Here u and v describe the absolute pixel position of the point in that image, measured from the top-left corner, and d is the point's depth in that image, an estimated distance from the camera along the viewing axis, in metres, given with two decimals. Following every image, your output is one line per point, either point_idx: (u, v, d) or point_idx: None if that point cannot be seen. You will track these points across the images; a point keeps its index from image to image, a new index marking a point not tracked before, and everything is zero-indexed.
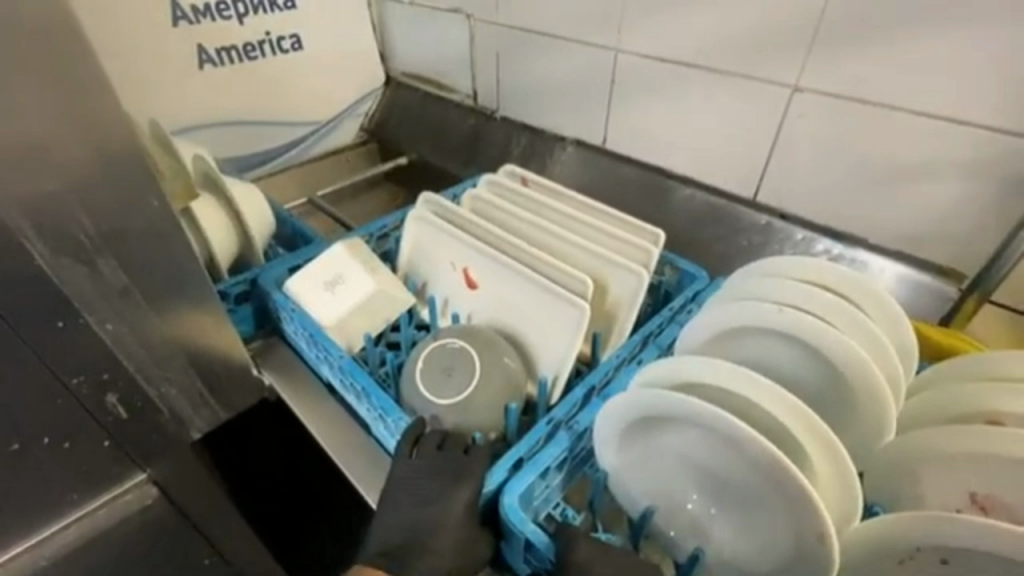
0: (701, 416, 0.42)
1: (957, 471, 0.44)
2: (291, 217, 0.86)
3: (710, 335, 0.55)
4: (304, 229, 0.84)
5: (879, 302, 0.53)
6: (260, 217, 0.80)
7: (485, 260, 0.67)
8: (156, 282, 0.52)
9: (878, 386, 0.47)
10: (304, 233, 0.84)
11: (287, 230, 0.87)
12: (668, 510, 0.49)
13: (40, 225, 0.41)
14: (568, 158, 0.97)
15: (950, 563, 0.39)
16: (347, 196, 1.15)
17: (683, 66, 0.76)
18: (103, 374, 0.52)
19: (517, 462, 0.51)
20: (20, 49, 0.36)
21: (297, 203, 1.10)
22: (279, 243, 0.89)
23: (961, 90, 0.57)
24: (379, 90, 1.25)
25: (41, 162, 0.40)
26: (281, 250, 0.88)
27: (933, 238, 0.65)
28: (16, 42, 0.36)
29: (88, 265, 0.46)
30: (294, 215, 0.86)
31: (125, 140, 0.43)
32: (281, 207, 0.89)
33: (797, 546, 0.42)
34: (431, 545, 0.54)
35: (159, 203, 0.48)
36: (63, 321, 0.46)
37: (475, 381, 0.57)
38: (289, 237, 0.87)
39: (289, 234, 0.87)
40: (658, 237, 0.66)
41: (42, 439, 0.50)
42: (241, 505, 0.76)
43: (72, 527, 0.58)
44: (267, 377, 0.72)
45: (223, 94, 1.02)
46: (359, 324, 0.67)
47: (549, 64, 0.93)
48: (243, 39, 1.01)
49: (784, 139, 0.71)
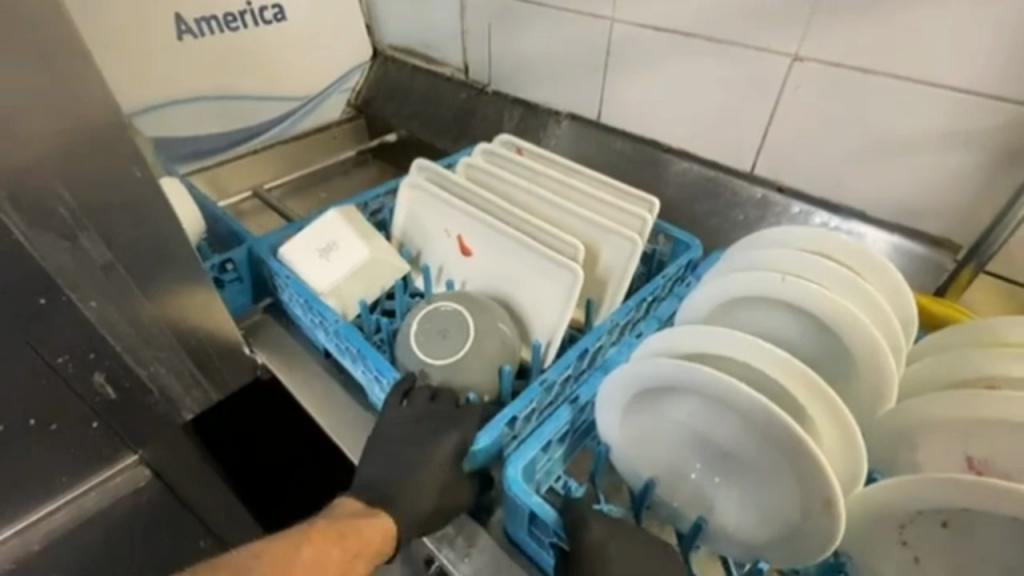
0: (708, 382, 0.41)
1: (955, 438, 0.45)
2: (225, 215, 0.76)
3: (710, 308, 0.55)
4: (237, 228, 0.74)
5: (879, 271, 0.53)
6: (186, 215, 0.72)
7: (479, 228, 0.65)
8: (141, 258, 0.49)
9: (875, 348, 0.47)
10: (239, 233, 0.74)
11: (222, 229, 0.78)
12: (671, 481, 0.49)
13: (16, 196, 0.39)
14: (563, 132, 0.96)
15: (950, 526, 0.40)
16: (310, 182, 1.13)
17: (680, 35, 0.75)
18: (89, 354, 0.50)
19: (512, 420, 0.51)
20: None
21: (238, 200, 1.05)
22: (218, 241, 0.79)
23: (965, 58, 0.56)
24: (366, 64, 1.22)
25: (9, 128, 0.37)
26: (217, 251, 0.78)
27: (929, 209, 0.65)
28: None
29: (69, 239, 0.44)
30: (227, 212, 0.76)
31: (102, 108, 0.41)
32: (213, 204, 0.79)
33: (803, 516, 0.42)
34: (436, 518, 0.54)
35: (141, 173, 0.46)
36: (45, 298, 0.44)
37: (469, 342, 0.56)
38: (225, 237, 0.78)
39: (224, 233, 0.78)
40: (653, 205, 0.65)
41: (28, 419, 0.49)
42: (223, 470, 0.76)
43: (63, 510, 0.57)
44: (259, 355, 0.70)
45: (204, 67, 0.98)
46: (353, 289, 0.65)
47: (544, 36, 0.91)
48: (223, 9, 0.97)
49: (784, 111, 0.70)
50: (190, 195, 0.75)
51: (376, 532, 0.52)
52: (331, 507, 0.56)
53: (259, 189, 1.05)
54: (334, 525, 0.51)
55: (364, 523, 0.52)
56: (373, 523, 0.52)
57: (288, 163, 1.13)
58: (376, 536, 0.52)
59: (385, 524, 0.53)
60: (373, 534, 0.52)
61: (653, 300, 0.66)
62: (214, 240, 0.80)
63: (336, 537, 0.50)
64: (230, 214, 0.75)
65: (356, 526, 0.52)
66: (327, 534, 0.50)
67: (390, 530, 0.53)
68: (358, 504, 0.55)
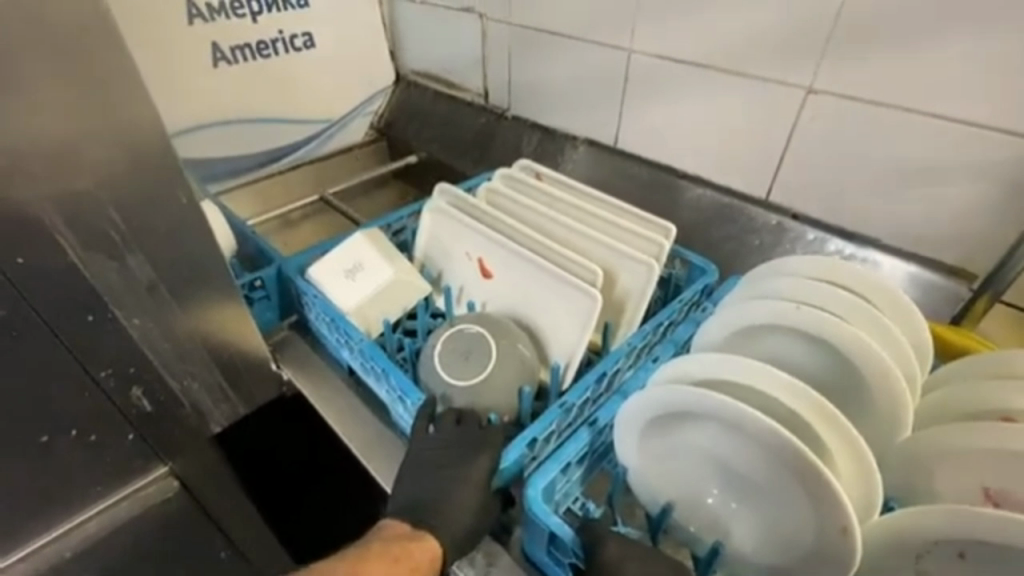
0: (727, 412, 0.42)
1: (970, 467, 0.45)
2: (254, 235, 0.79)
3: (726, 334, 0.56)
4: (265, 247, 0.77)
5: (892, 300, 0.54)
6: (220, 234, 0.75)
7: (500, 251, 0.67)
8: (181, 278, 0.52)
9: (893, 380, 0.48)
10: (266, 252, 0.77)
11: (250, 248, 0.80)
12: (688, 506, 0.50)
13: (73, 220, 0.42)
14: (580, 157, 0.98)
15: (966, 557, 0.41)
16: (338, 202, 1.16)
17: (695, 67, 0.77)
18: (129, 369, 0.53)
19: (531, 442, 0.53)
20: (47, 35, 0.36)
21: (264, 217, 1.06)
22: (246, 260, 0.82)
23: (975, 93, 0.58)
24: (389, 88, 1.26)
25: (73, 157, 0.40)
26: (245, 269, 0.81)
27: (943, 238, 0.66)
28: (46, 32, 0.36)
29: (118, 260, 0.46)
30: (257, 232, 0.79)
31: (154, 139, 0.44)
32: (243, 224, 0.82)
33: (818, 542, 0.43)
34: (471, 539, 0.56)
35: (186, 200, 0.49)
36: (93, 315, 0.47)
37: (491, 364, 0.58)
38: (253, 255, 0.81)
39: (252, 252, 0.80)
40: (670, 231, 0.66)
41: (69, 431, 0.51)
42: (244, 479, 0.77)
43: (95, 519, 0.59)
44: (285, 371, 0.72)
45: (237, 92, 1.03)
46: (377, 309, 0.67)
47: (562, 65, 0.94)
48: (256, 37, 1.02)
49: (798, 139, 0.72)
50: (222, 217, 0.78)
51: (424, 557, 0.53)
52: (378, 529, 0.56)
53: (325, 193, 1.11)
54: (387, 548, 0.52)
55: (413, 546, 0.53)
56: (420, 546, 0.53)
57: (315, 183, 1.16)
58: (425, 561, 0.52)
59: (432, 548, 0.54)
60: (422, 558, 0.52)
61: (670, 324, 0.67)
62: (241, 259, 0.83)
63: (393, 560, 0.51)
64: (259, 234, 0.78)
65: (407, 550, 0.53)
66: (384, 556, 0.51)
67: (436, 552, 0.54)
68: (405, 526, 0.56)
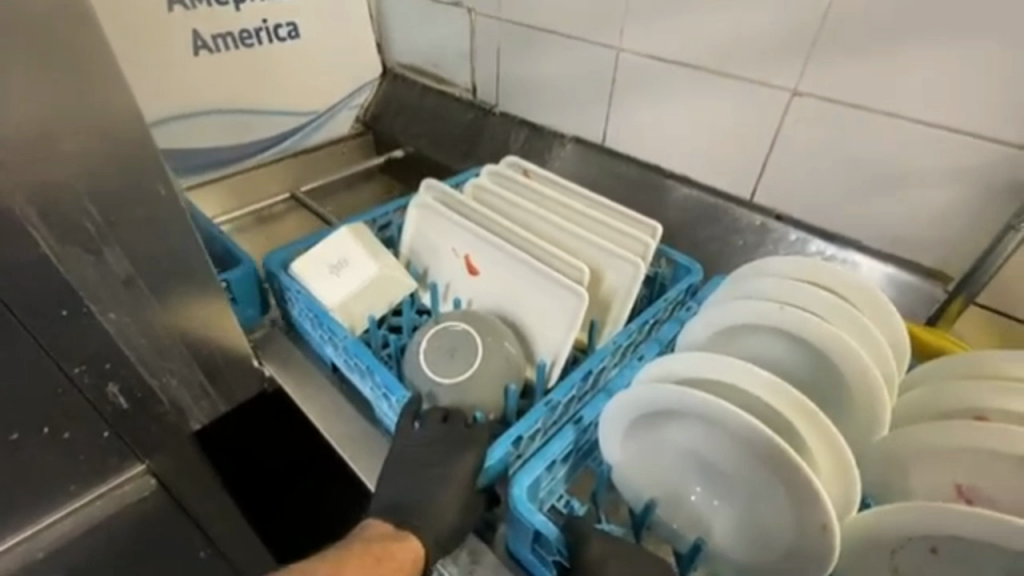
0: (711, 411, 0.43)
1: (944, 465, 0.47)
2: (221, 235, 0.76)
3: (711, 333, 0.57)
4: (233, 249, 0.75)
5: (871, 301, 0.55)
6: None
7: (487, 248, 0.67)
8: (160, 273, 0.51)
9: (872, 379, 0.49)
10: (234, 254, 0.74)
11: (217, 249, 0.77)
12: (671, 502, 0.50)
13: (46, 212, 0.41)
14: (567, 154, 0.98)
15: (939, 552, 0.42)
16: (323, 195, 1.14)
17: (684, 67, 0.77)
18: (105, 364, 0.52)
19: (517, 440, 0.53)
20: (20, 19, 0.34)
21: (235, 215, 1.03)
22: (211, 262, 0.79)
23: (958, 100, 0.59)
24: (376, 81, 1.24)
25: (47, 147, 0.39)
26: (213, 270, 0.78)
27: (921, 241, 0.68)
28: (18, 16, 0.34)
29: (94, 254, 0.45)
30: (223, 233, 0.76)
31: (133, 129, 0.43)
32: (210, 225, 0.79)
33: (798, 538, 0.44)
34: (455, 537, 0.56)
35: (165, 191, 0.47)
36: (67, 310, 0.46)
37: (477, 361, 0.57)
38: (219, 257, 0.77)
39: (218, 253, 0.77)
40: (656, 230, 0.67)
41: (42, 430, 0.51)
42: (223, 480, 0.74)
43: (68, 519, 0.59)
44: (267, 368, 0.71)
45: (218, 81, 1.01)
46: (363, 305, 0.67)
47: (552, 62, 0.94)
48: (240, 26, 1.00)
49: (783, 141, 0.73)
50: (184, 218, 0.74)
51: (407, 557, 0.53)
52: (361, 528, 0.56)
53: (297, 192, 1.09)
54: (369, 549, 0.52)
55: (396, 546, 0.53)
56: (403, 547, 0.53)
57: (295, 176, 1.14)
58: (407, 561, 0.52)
59: (415, 549, 0.53)
60: (404, 559, 0.52)
61: (655, 323, 0.68)
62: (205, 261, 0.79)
63: (374, 561, 0.51)
64: (226, 234, 0.76)
65: (389, 550, 0.52)
66: (365, 557, 0.51)
67: (418, 553, 0.53)
68: (388, 527, 0.56)
